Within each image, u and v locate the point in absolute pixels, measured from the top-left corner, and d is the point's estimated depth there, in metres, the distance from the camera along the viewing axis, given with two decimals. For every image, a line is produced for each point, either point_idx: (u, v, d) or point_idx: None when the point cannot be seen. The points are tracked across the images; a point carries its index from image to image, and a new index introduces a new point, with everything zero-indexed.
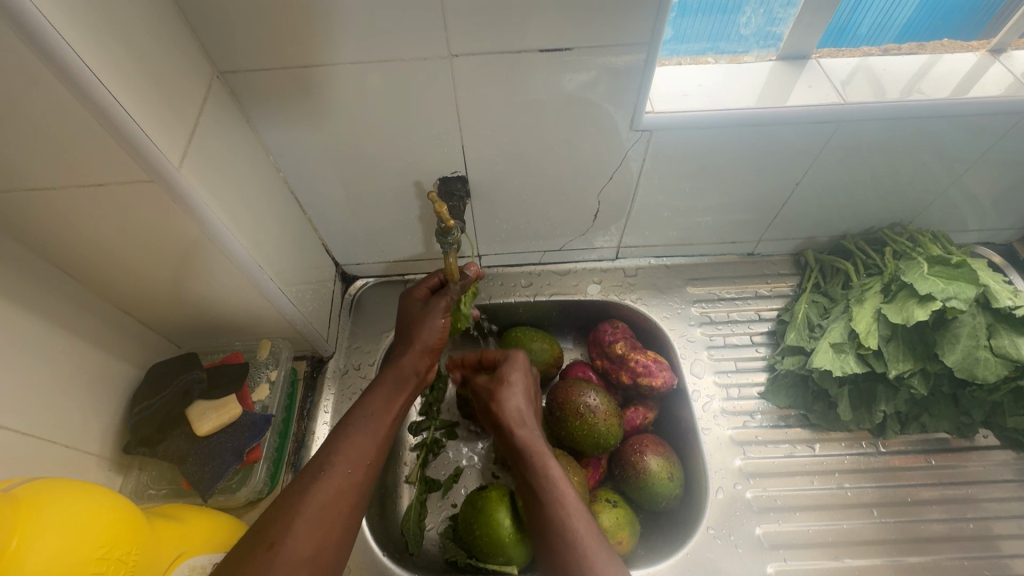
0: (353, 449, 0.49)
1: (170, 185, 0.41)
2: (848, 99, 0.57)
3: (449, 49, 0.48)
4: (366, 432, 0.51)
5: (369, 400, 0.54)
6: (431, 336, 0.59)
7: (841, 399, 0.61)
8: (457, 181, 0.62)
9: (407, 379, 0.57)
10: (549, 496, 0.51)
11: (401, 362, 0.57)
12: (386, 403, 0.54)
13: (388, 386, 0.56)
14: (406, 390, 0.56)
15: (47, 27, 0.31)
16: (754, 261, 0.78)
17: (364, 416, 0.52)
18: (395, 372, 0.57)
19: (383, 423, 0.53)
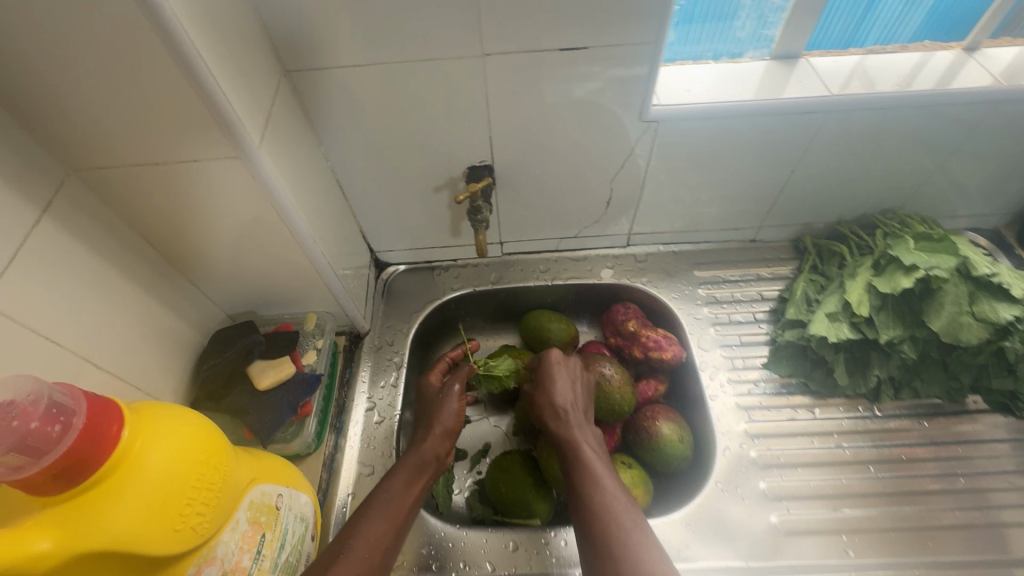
0: (371, 532, 0.51)
1: (251, 162, 0.48)
2: (834, 91, 0.64)
3: (483, 49, 0.55)
4: (386, 514, 0.53)
5: (390, 482, 0.56)
6: (448, 418, 0.62)
7: (838, 364, 0.66)
8: (485, 170, 0.69)
9: (428, 464, 0.59)
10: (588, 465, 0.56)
11: (423, 446, 0.60)
12: (404, 485, 0.56)
13: (410, 466, 0.58)
14: (426, 474, 0.58)
15: (177, 25, 0.38)
16: (757, 246, 0.84)
17: (384, 497, 0.55)
18: (416, 455, 0.59)
19: (403, 507, 0.54)
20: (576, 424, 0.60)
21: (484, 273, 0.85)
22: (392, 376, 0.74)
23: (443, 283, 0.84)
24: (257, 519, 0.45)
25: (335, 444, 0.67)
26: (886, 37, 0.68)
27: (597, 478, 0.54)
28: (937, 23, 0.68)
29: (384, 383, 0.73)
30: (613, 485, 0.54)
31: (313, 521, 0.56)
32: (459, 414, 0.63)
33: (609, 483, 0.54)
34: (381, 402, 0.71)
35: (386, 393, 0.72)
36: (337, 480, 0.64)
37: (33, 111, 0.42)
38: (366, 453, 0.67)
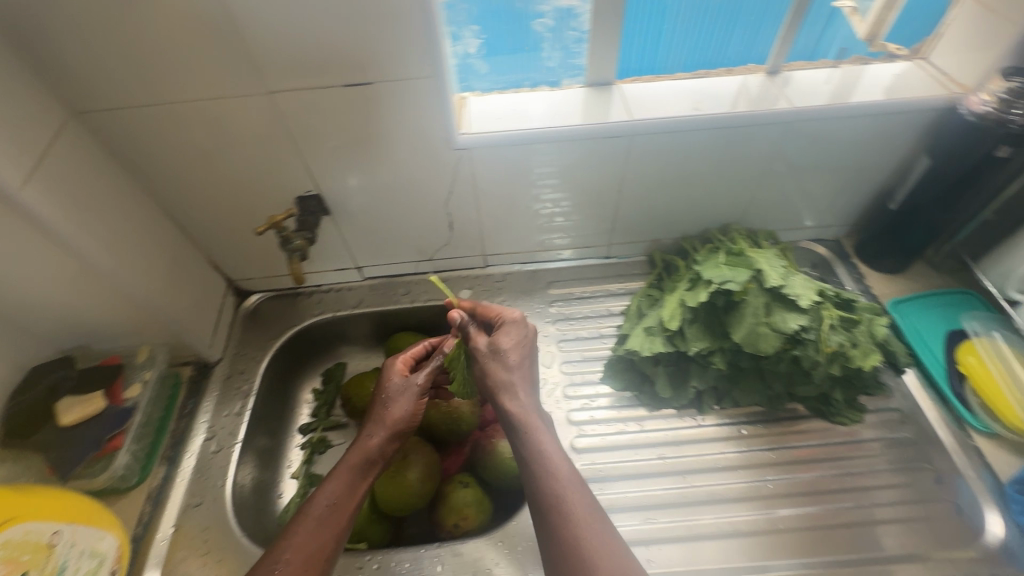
0: (309, 545, 0.53)
1: (12, 203, 0.49)
2: (635, 116, 0.67)
3: (267, 85, 0.57)
4: (326, 524, 0.55)
5: (321, 494, 0.57)
6: (399, 415, 0.62)
7: (658, 377, 0.68)
8: (312, 200, 0.70)
9: (372, 461, 0.60)
10: (542, 459, 0.54)
11: (365, 442, 0.60)
12: (327, 519, 0.55)
13: (353, 468, 0.59)
14: (369, 474, 0.59)
15: None
16: (611, 263, 0.87)
17: (326, 505, 0.56)
18: (358, 454, 0.60)
19: (343, 515, 0.56)
20: (523, 401, 0.58)
21: (347, 298, 0.86)
22: (237, 405, 0.75)
23: (304, 309, 0.85)
24: (15, 558, 0.46)
25: (165, 475, 0.67)
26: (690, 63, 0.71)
27: (537, 470, 0.54)
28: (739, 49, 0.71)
29: (228, 411, 0.74)
30: (563, 477, 0.53)
31: (116, 555, 0.56)
32: (411, 415, 0.63)
33: (557, 473, 0.53)
34: (222, 431, 0.72)
35: (229, 422, 0.73)
36: (161, 514, 0.64)
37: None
38: (197, 484, 0.67)
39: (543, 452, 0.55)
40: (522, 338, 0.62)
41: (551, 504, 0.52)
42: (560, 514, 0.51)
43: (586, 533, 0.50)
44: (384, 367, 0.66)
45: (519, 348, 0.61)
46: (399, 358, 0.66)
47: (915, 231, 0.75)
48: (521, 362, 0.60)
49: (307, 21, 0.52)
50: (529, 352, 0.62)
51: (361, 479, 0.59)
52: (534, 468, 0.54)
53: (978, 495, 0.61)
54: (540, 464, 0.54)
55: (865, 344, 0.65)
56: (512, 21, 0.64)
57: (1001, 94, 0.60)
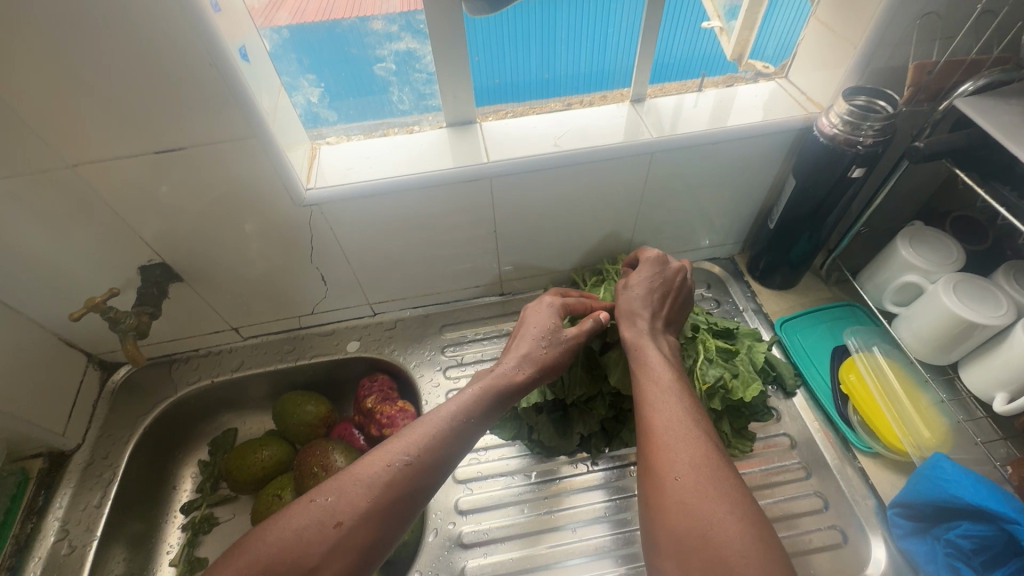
0: (374, 476, 0.46)
1: None
2: (491, 158, 0.64)
3: (65, 159, 0.52)
4: (405, 449, 0.48)
5: (403, 437, 0.49)
6: (534, 351, 0.57)
7: (540, 426, 0.64)
8: (157, 269, 0.65)
9: (501, 385, 0.54)
10: (670, 430, 0.45)
11: (498, 366, 0.56)
12: (417, 442, 0.48)
13: (436, 418, 0.50)
14: (497, 395, 0.53)
15: None
16: (507, 300, 0.84)
17: (402, 438, 0.49)
18: (491, 374, 0.55)
19: (429, 448, 0.48)
20: (662, 370, 0.51)
21: (227, 361, 0.81)
22: (97, 495, 0.68)
23: (180, 378, 0.79)
24: None
25: None
26: (548, 93, 0.70)
27: (662, 436, 0.45)
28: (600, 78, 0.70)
29: (86, 505, 0.67)
30: (662, 387, 0.49)
31: None
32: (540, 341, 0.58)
33: (659, 390, 0.48)
34: (76, 527, 0.65)
35: (86, 515, 0.66)
36: None
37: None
38: None
39: (671, 420, 0.45)
40: (665, 278, 0.59)
41: (667, 476, 0.42)
42: (690, 489, 0.40)
43: (670, 442, 0.44)
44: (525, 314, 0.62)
45: (654, 279, 0.59)
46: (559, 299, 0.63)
47: (795, 248, 0.75)
48: (660, 300, 0.58)
49: (90, 90, 0.47)
50: (666, 291, 0.59)
51: (484, 408, 0.52)
52: (665, 436, 0.44)
53: (866, 522, 0.61)
54: (666, 433, 0.45)
55: (745, 373, 0.63)
56: (348, 65, 0.61)
57: (846, 116, 0.59)
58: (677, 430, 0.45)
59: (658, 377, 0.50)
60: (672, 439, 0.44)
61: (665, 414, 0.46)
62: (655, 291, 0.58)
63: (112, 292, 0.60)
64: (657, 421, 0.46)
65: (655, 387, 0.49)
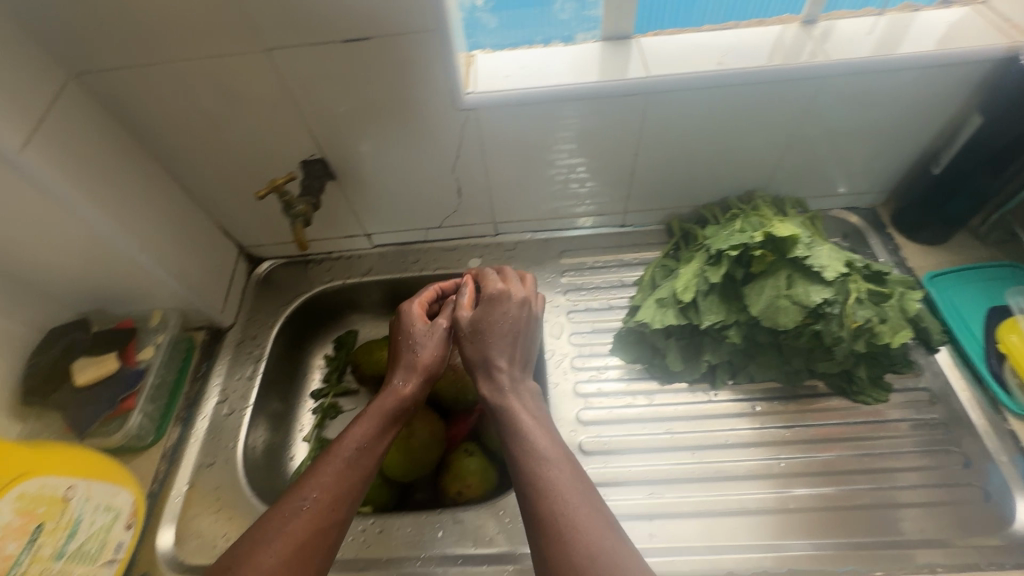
0: (309, 509, 0.49)
1: (13, 165, 0.48)
2: (652, 72, 0.62)
3: (263, 43, 0.55)
4: (336, 477, 0.51)
5: (358, 430, 0.55)
6: (416, 358, 0.61)
7: (668, 350, 0.65)
8: (317, 164, 0.68)
9: (391, 414, 0.57)
10: (556, 506, 0.47)
11: (386, 393, 0.59)
12: (371, 440, 0.55)
13: (374, 417, 0.56)
14: (391, 428, 0.57)
15: None
16: (626, 232, 0.84)
17: (329, 466, 0.52)
18: (381, 401, 0.58)
19: (353, 475, 0.52)
20: (549, 443, 0.52)
21: (356, 266, 0.86)
22: (249, 369, 0.76)
23: (315, 277, 0.85)
24: (31, 510, 0.48)
25: (180, 436, 0.69)
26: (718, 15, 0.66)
27: (541, 512, 0.47)
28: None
29: (240, 375, 0.75)
30: (535, 455, 0.51)
31: (132, 510, 0.58)
32: (439, 359, 0.62)
33: (550, 453, 0.51)
34: (234, 393, 0.73)
35: (240, 385, 0.74)
36: (176, 472, 0.66)
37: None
38: (209, 444, 0.69)
39: (554, 489, 0.48)
40: (510, 317, 0.60)
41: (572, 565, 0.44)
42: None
43: (563, 509, 0.47)
44: (404, 313, 0.64)
45: (507, 325, 0.60)
46: (415, 302, 0.65)
47: (958, 199, 0.70)
48: (503, 337, 0.59)
49: None
50: (515, 332, 0.60)
51: (383, 435, 0.56)
52: (547, 513, 0.47)
53: (1010, 482, 0.58)
54: (549, 507, 0.47)
55: (895, 320, 0.60)
56: None
57: None
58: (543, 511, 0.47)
59: (541, 435, 0.52)
60: (550, 523, 0.46)
61: (546, 481, 0.49)
62: (511, 329, 0.60)
63: (292, 175, 0.67)
64: (548, 484, 0.48)
65: (551, 449, 0.51)
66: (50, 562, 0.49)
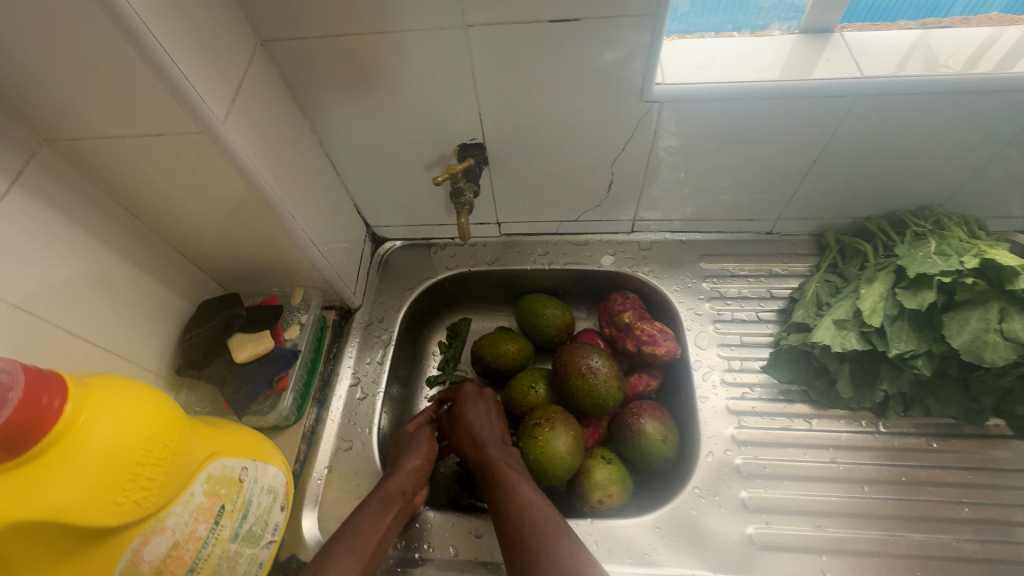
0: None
1: (217, 139, 0.46)
2: (867, 73, 0.57)
3: (464, 19, 0.51)
4: (354, 549, 0.54)
5: (356, 519, 0.57)
6: (424, 465, 0.64)
7: (841, 375, 0.61)
8: (475, 147, 0.65)
9: (395, 496, 0.60)
10: (533, 515, 0.55)
11: (388, 482, 0.61)
12: (373, 523, 0.57)
13: (374, 504, 0.59)
14: (392, 511, 0.59)
15: (130, 12, 0.37)
16: (773, 240, 0.78)
17: (349, 536, 0.55)
18: (382, 490, 0.60)
19: (370, 544, 0.55)
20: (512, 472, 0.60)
21: (482, 254, 0.83)
22: (378, 353, 0.74)
23: (439, 262, 0.83)
24: (216, 491, 0.47)
25: (317, 417, 0.68)
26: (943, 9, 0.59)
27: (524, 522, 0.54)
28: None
29: (370, 359, 0.73)
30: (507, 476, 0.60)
31: (284, 491, 0.57)
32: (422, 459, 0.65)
33: (529, 491, 0.57)
34: (365, 377, 0.72)
35: (371, 369, 0.73)
36: (315, 454, 0.66)
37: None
38: (345, 428, 0.68)
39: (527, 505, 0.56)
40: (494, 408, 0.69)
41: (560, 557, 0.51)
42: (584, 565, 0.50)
43: (542, 522, 0.54)
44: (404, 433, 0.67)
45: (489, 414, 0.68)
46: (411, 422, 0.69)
47: None
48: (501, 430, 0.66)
49: None
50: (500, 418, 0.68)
51: (391, 513, 0.59)
52: (530, 521, 0.54)
53: None
54: (531, 519, 0.54)
55: None
56: None
57: None
58: (527, 518, 0.55)
59: (520, 477, 0.59)
60: (529, 525, 0.54)
61: (521, 499, 0.56)
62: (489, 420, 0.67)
63: (470, 164, 0.63)
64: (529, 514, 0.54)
65: (527, 486, 0.58)
66: (227, 543, 0.48)
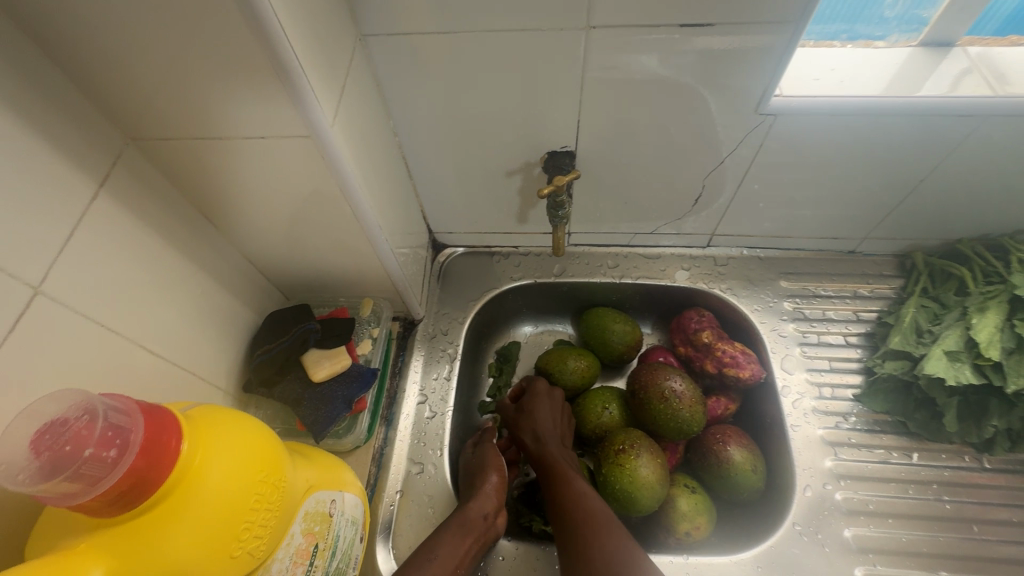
0: None
1: (324, 142, 0.43)
2: (1003, 91, 0.53)
3: (589, 19, 0.48)
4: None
5: (434, 543, 0.52)
6: (496, 484, 0.59)
7: (949, 409, 0.58)
8: (566, 156, 0.62)
9: (474, 522, 0.55)
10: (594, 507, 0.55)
11: (467, 506, 0.56)
12: (452, 546, 0.52)
13: (455, 527, 0.54)
14: (474, 537, 0.54)
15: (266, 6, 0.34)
16: (855, 259, 0.75)
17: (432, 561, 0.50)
18: (461, 514, 0.55)
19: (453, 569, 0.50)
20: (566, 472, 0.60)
21: (548, 265, 0.79)
22: (445, 368, 0.70)
23: (502, 271, 0.78)
24: (312, 530, 0.43)
25: (385, 437, 0.64)
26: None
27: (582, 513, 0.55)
28: None
29: (437, 375, 0.69)
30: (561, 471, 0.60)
31: (363, 521, 0.53)
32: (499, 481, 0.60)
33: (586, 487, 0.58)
34: (433, 394, 0.68)
35: (438, 386, 0.69)
36: (386, 476, 0.62)
37: (76, 65, 0.37)
38: (416, 448, 0.64)
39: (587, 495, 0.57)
40: (558, 409, 0.67)
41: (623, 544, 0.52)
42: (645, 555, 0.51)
43: (601, 512, 0.55)
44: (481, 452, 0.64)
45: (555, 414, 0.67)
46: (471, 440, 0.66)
47: None
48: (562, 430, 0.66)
49: None
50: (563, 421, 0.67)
51: (472, 540, 0.54)
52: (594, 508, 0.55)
53: None
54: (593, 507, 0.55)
55: None
56: None
57: None
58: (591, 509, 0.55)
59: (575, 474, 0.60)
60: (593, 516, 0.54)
61: (578, 490, 0.58)
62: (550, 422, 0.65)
63: (575, 174, 0.60)
64: (619, 555, 0.50)
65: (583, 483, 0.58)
66: None
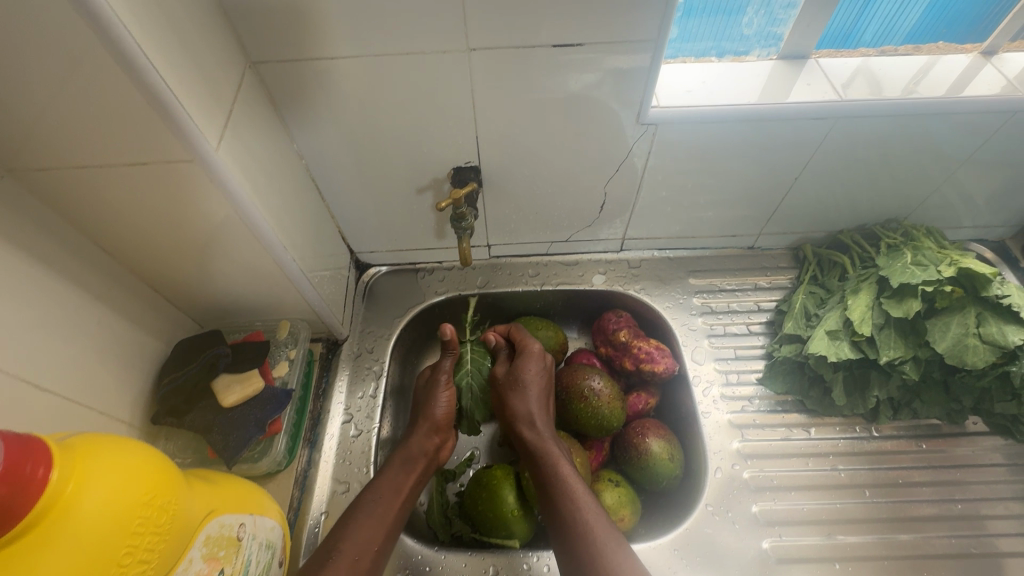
0: (362, 531, 0.53)
1: (209, 165, 0.44)
2: (846, 97, 0.60)
3: (468, 43, 0.51)
4: (376, 516, 0.55)
5: (379, 482, 0.58)
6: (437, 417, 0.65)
7: (836, 383, 0.64)
8: (470, 171, 0.65)
9: (415, 459, 0.62)
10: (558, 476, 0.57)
11: (409, 443, 0.63)
12: (394, 484, 0.58)
13: (396, 466, 0.61)
14: (414, 471, 0.61)
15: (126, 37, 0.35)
16: (754, 254, 0.81)
17: (374, 496, 0.57)
18: (403, 451, 0.62)
19: (390, 507, 0.56)
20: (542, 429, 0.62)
21: (471, 277, 0.80)
22: (371, 386, 0.70)
23: (427, 286, 0.80)
24: (215, 555, 0.42)
25: (309, 458, 0.64)
26: (882, 34, 0.63)
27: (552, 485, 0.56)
28: (970, 25, 0.63)
29: (362, 393, 0.70)
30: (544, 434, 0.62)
31: (281, 546, 0.52)
32: (446, 410, 0.67)
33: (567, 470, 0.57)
34: (359, 413, 0.68)
35: (364, 404, 0.69)
36: (310, 499, 0.61)
37: None
38: (342, 468, 0.64)
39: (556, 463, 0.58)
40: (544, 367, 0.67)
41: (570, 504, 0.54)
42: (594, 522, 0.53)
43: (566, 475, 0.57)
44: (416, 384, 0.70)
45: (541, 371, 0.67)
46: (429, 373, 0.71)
47: None
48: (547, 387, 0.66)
49: None
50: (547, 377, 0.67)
51: (414, 474, 0.60)
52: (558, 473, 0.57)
53: None
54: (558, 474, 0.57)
55: None
56: None
57: None
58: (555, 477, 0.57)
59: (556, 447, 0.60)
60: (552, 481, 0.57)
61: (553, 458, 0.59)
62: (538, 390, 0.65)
63: (473, 188, 0.63)
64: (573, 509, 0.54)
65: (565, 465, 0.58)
66: None
